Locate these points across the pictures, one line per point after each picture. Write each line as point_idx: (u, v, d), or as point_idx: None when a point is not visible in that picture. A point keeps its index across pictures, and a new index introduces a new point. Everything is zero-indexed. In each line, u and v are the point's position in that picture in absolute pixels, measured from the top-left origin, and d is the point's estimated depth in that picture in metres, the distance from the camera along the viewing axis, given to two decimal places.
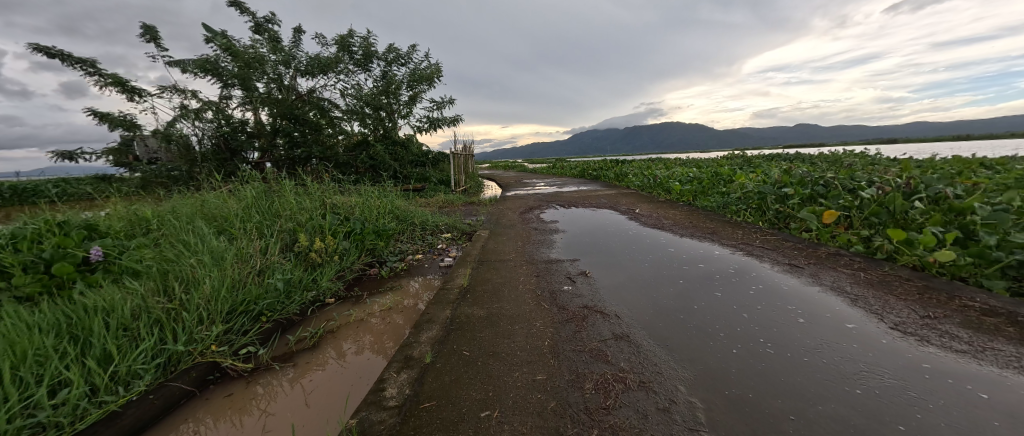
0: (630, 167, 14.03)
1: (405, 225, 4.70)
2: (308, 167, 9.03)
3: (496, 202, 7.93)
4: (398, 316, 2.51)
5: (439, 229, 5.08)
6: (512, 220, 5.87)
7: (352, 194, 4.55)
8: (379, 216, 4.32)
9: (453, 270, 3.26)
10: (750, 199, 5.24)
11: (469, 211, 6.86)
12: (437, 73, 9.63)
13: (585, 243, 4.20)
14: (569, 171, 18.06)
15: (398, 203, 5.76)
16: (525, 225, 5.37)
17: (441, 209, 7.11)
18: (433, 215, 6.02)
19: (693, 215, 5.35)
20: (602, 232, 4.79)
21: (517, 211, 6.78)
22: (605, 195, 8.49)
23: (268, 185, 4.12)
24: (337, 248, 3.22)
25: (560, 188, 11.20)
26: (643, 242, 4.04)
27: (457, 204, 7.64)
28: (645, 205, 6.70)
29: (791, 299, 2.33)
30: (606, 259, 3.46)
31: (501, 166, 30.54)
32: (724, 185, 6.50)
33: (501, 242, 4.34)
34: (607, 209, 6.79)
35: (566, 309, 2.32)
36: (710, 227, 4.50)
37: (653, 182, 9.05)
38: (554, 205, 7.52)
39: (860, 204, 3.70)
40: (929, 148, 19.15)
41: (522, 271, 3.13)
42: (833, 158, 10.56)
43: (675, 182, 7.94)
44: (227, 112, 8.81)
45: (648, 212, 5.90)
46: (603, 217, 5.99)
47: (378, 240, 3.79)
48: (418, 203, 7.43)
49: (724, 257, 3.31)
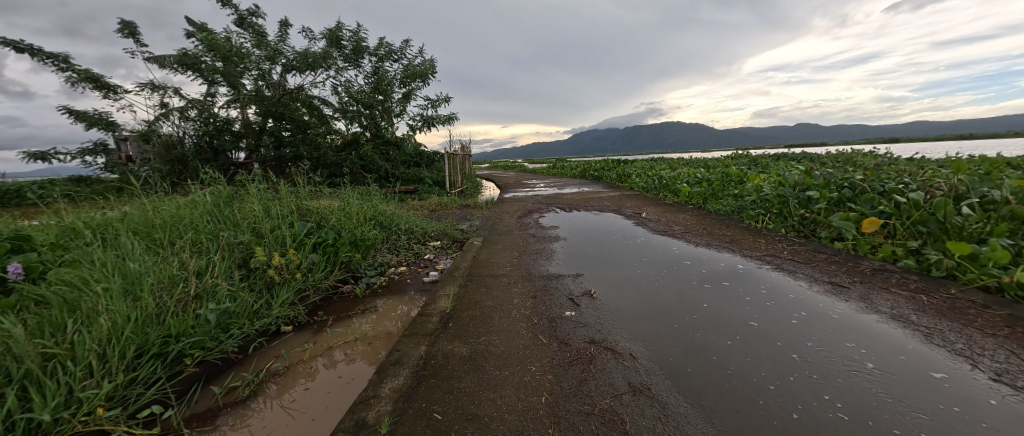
0: (632, 167, 13.59)
1: (389, 232, 4.24)
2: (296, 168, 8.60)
3: (493, 205, 7.48)
4: (363, 351, 2.06)
5: (429, 236, 4.64)
6: (508, 225, 5.43)
7: (330, 198, 4.10)
8: (359, 222, 3.83)
9: (436, 289, 2.81)
10: (768, 203, 4.78)
11: (463, 215, 6.42)
12: (431, 69, 9.18)
13: (589, 253, 3.75)
14: (570, 171, 17.61)
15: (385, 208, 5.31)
16: (522, 232, 4.92)
17: (433, 213, 6.68)
18: (423, 220, 5.57)
19: (706, 220, 4.91)
20: (608, 239, 4.33)
21: (515, 215, 6.33)
22: (608, 197, 8.05)
23: (234, 189, 3.67)
24: (301, 262, 2.74)
25: (561, 189, 10.75)
26: (654, 252, 3.59)
27: (451, 207, 7.19)
28: (652, 208, 6.26)
29: (848, 333, 1.87)
30: (614, 274, 3.02)
31: (501, 166, 30.05)
32: (737, 187, 6.05)
33: (495, 252, 3.89)
34: (611, 212, 6.33)
35: (569, 345, 1.88)
36: (728, 234, 4.05)
37: (658, 184, 8.59)
38: (555, 208, 7.08)
39: (901, 209, 3.25)
40: (939, 146, 18.67)
41: (516, 290, 2.69)
42: (846, 158, 10.10)
43: (682, 184, 7.49)
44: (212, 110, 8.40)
45: (656, 217, 5.45)
46: (607, 222, 5.54)
47: (355, 251, 3.31)
48: (410, 206, 6.98)
49: (751, 273, 2.85)
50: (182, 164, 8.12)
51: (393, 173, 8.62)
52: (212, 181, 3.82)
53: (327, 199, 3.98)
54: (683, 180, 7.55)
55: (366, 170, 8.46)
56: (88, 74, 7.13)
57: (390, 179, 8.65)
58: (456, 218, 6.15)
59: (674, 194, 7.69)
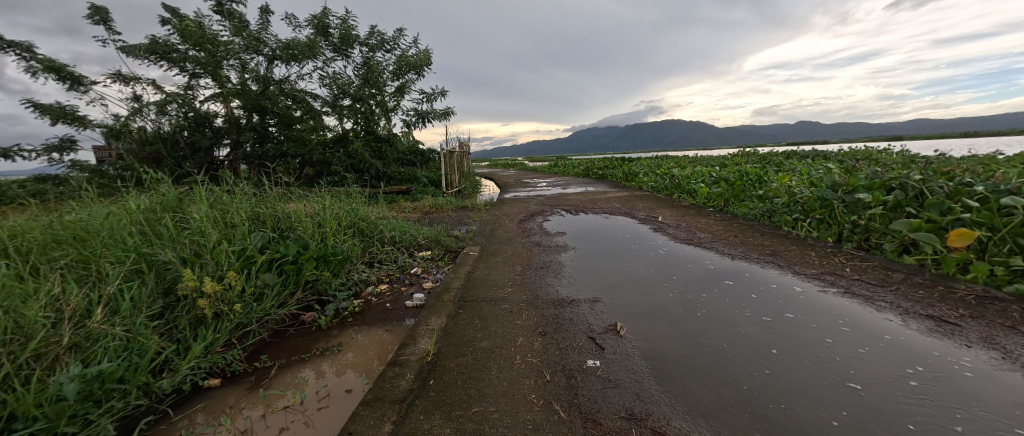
0: (638, 165, 12.93)
1: (370, 243, 3.64)
2: (282, 167, 8.01)
3: (492, 207, 6.90)
4: (309, 419, 1.48)
5: (418, 245, 4.05)
6: (509, 231, 4.83)
7: (302, 202, 3.50)
8: (335, 230, 3.25)
9: (420, 320, 2.23)
10: (805, 207, 4.20)
11: (459, 219, 5.81)
12: (426, 61, 8.57)
13: (607, 267, 3.17)
14: (572, 170, 17.02)
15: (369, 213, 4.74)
16: (525, 239, 4.33)
17: (426, 216, 6.09)
18: (412, 225, 4.98)
19: (735, 225, 4.30)
20: (626, 250, 3.73)
21: (516, 218, 5.75)
22: (615, 198, 7.46)
23: (184, 192, 3.08)
24: (247, 288, 2.16)
25: (564, 189, 10.15)
26: (684, 268, 3.01)
27: (447, 209, 6.61)
28: (668, 211, 5.65)
29: (1008, 411, 1.28)
30: (641, 297, 2.44)
31: (501, 164, 29.41)
32: (764, 188, 5.43)
33: (495, 266, 3.30)
34: (622, 215, 5.75)
35: (599, 425, 1.30)
36: (767, 245, 3.45)
37: (669, 183, 8.00)
38: (559, 210, 6.49)
39: (990, 217, 2.66)
40: (955, 143, 17.99)
41: (519, 322, 2.11)
42: (867, 157, 9.52)
43: (698, 184, 6.89)
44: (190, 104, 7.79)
45: (675, 221, 4.85)
46: (619, 227, 4.96)
47: (323, 269, 2.73)
48: (401, 209, 6.40)
49: (816, 299, 2.26)
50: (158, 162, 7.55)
51: (385, 172, 8.00)
52: (159, 181, 3.22)
53: (297, 203, 3.39)
54: (699, 180, 6.94)
55: (356, 168, 7.86)
56: (52, 64, 6.53)
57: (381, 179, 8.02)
58: (450, 222, 5.55)
59: (689, 195, 7.08)
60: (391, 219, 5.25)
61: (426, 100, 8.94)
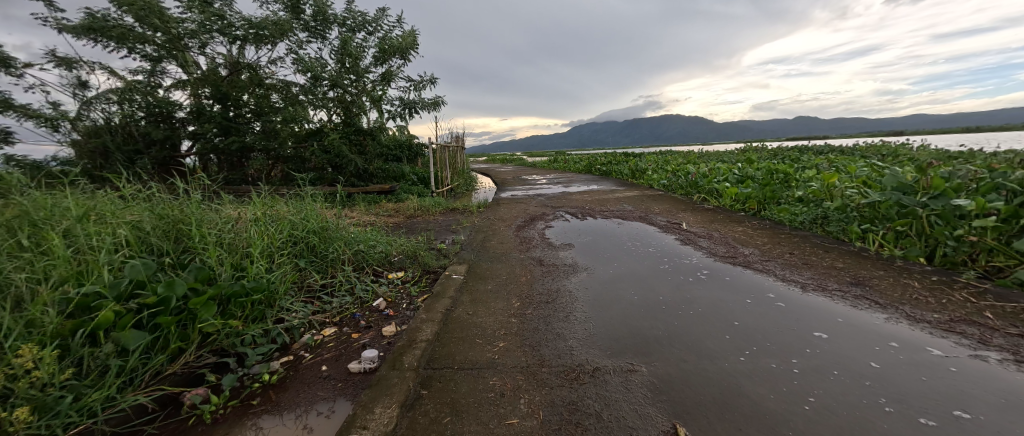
0: (644, 162, 12.08)
1: (321, 265, 2.77)
2: (251, 164, 7.08)
3: (485, 209, 6.06)
4: None
5: (389, 264, 3.21)
6: (504, 241, 3.98)
7: (230, 212, 2.65)
8: (267, 252, 2.40)
9: (356, 411, 1.40)
10: (873, 215, 3.37)
11: (446, 225, 4.94)
12: (413, 45, 7.69)
13: (634, 301, 2.32)
14: (574, 166, 16.16)
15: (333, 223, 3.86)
16: (523, 254, 3.47)
17: (409, 221, 5.25)
18: (388, 235, 4.12)
19: (786, 237, 3.44)
20: (655, 272, 2.87)
21: (514, 224, 4.91)
22: (625, 199, 6.60)
23: (53, 199, 2.22)
24: (67, 369, 1.33)
25: (566, 187, 9.29)
26: (746, 306, 2.16)
27: (434, 212, 5.77)
28: (692, 217, 4.79)
29: None
30: (699, 364, 1.60)
31: (497, 160, 28.38)
32: (806, 189, 4.59)
33: (484, 299, 2.44)
34: (637, 220, 4.92)
35: None
36: (841, 267, 2.63)
37: (685, 181, 7.16)
38: (563, 213, 5.66)
39: None
40: (967, 139, 17.32)
41: (514, 426, 1.28)
42: (899, 154, 8.67)
43: (720, 183, 6.04)
44: (147, 91, 6.87)
45: (706, 231, 4.00)
46: (637, 235, 4.13)
47: (231, 316, 1.88)
48: (382, 213, 5.55)
49: (983, 378, 1.44)
50: (108, 157, 6.63)
51: (366, 170, 7.09)
52: (18, 186, 2.30)
53: (220, 213, 2.53)
54: (721, 178, 6.10)
55: (334, 165, 6.97)
56: None
57: (363, 177, 7.12)
58: (434, 230, 4.68)
59: (709, 195, 6.24)
60: (363, 228, 4.37)
61: (414, 88, 8.06)
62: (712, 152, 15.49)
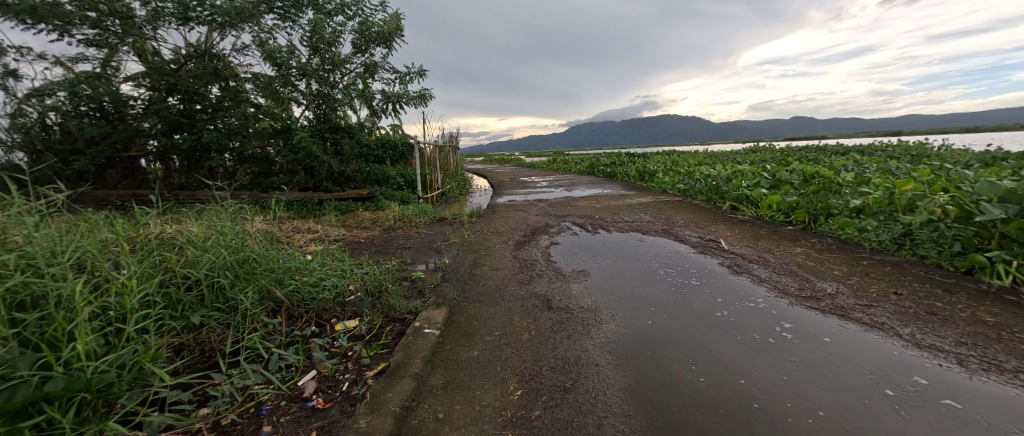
0: (651, 163, 11.25)
1: (228, 319, 1.89)
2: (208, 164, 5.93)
3: (479, 219, 5.19)
4: None
5: (341, 307, 2.33)
6: (499, 266, 3.09)
7: (92, 241, 1.76)
8: (119, 309, 1.51)
9: None
10: (989, 236, 2.54)
11: (428, 242, 4.04)
12: (398, 31, 6.83)
13: (703, 389, 1.46)
14: (575, 166, 15.33)
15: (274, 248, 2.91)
16: (523, 289, 2.59)
17: (387, 236, 4.38)
18: (351, 260, 3.21)
19: (874, 267, 2.59)
20: (715, 324, 1.99)
21: (511, 240, 4.06)
22: (640, 207, 5.74)
23: None
24: None
25: (569, 191, 8.45)
26: (898, 410, 1.30)
27: (418, 223, 4.90)
28: (728, 231, 3.93)
29: None
30: None
31: (494, 160, 27.42)
32: (868, 197, 3.75)
33: (466, 383, 1.57)
34: (660, 235, 4.07)
35: None
36: (995, 323, 1.78)
37: (706, 186, 6.32)
38: (569, 224, 4.81)
39: None
40: (986, 141, 16.50)
41: None
42: (936, 156, 7.87)
43: (751, 189, 5.20)
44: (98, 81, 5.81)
45: (758, 253, 3.13)
46: (668, 257, 3.26)
47: None
48: (355, 225, 4.68)
49: None
50: (39, 157, 5.65)
51: (342, 172, 6.18)
52: None
53: (62, 246, 1.64)
54: (752, 183, 5.25)
55: (305, 167, 6.08)
56: None
57: (339, 180, 6.22)
58: (413, 249, 3.79)
59: (737, 202, 5.39)
60: (322, 250, 3.45)
61: (400, 81, 7.19)
62: (721, 152, 14.67)
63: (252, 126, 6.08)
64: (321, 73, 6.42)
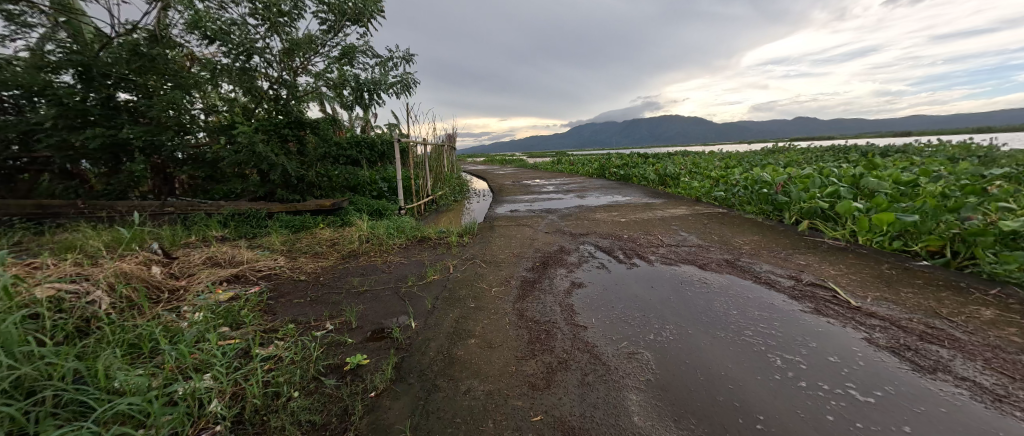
0: (670, 165, 10.01)
1: None
2: (127, 168, 4.58)
3: (472, 241, 3.98)
4: None
5: None
6: (494, 342, 1.88)
7: None
8: None
9: None
10: None
11: (395, 281, 2.83)
12: (376, 6, 5.63)
13: None
14: (582, 168, 14.08)
15: (99, 328, 1.65)
16: (537, 412, 1.38)
17: (342, 268, 3.17)
18: (254, 331, 1.98)
19: None
20: None
21: (514, 278, 2.84)
22: (677, 223, 4.50)
23: None
24: None
25: (581, 198, 7.22)
26: None
27: (391, 247, 3.71)
28: (830, 268, 2.70)
29: None
30: None
31: (494, 161, 26.15)
32: None
33: None
34: (726, 270, 2.85)
35: None
36: None
37: (758, 195, 5.06)
38: (591, 250, 3.60)
39: None
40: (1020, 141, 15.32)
41: None
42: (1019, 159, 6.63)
43: (828, 200, 3.97)
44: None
45: (920, 319, 1.90)
46: (769, 319, 2.02)
47: None
48: (306, 252, 3.50)
49: None
50: None
51: (304, 178, 4.99)
52: None
53: None
54: (829, 192, 4.01)
55: (258, 170, 4.89)
56: None
57: (298, 188, 5.02)
58: (368, 295, 2.57)
59: (807, 218, 4.16)
60: (222, 307, 2.22)
61: (380, 67, 5.98)
62: (743, 153, 13.37)
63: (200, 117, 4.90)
64: (285, 56, 5.33)
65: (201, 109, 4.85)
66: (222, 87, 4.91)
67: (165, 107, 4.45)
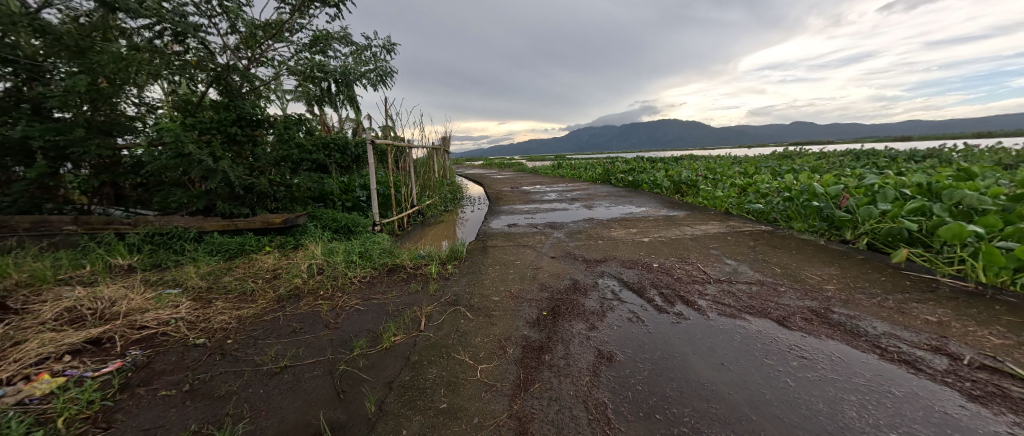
0: (683, 170, 9.17)
1: None
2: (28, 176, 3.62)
3: (457, 270, 3.08)
4: None
5: None
6: None
7: None
8: None
9: None
10: None
11: (334, 346, 1.91)
12: None
13: None
14: (585, 172, 13.21)
15: None
16: None
17: (269, 317, 2.25)
18: None
19: None
20: None
21: (511, 342, 1.94)
22: (715, 244, 3.61)
23: None
24: None
25: (589, 209, 6.32)
26: None
27: (348, 282, 2.79)
28: (984, 331, 1.80)
29: None
30: None
31: (493, 164, 25.45)
32: None
33: None
34: (823, 331, 1.93)
35: None
36: None
37: (808, 209, 4.20)
38: (614, 287, 2.69)
39: None
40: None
41: None
42: None
43: (914, 220, 3.10)
44: None
45: None
46: None
47: None
48: (230, 292, 2.58)
49: None
50: None
51: (254, 187, 4.08)
52: None
53: None
54: (915, 210, 3.14)
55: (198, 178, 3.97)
56: None
57: (245, 200, 4.10)
58: (284, 376, 1.66)
59: (885, 241, 3.28)
60: (16, 421, 1.30)
61: (357, 58, 5.13)
62: (755, 158, 12.59)
63: (144, 112, 4.13)
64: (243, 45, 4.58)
65: (144, 102, 4.11)
66: (176, 82, 4.26)
67: (91, 99, 3.63)
